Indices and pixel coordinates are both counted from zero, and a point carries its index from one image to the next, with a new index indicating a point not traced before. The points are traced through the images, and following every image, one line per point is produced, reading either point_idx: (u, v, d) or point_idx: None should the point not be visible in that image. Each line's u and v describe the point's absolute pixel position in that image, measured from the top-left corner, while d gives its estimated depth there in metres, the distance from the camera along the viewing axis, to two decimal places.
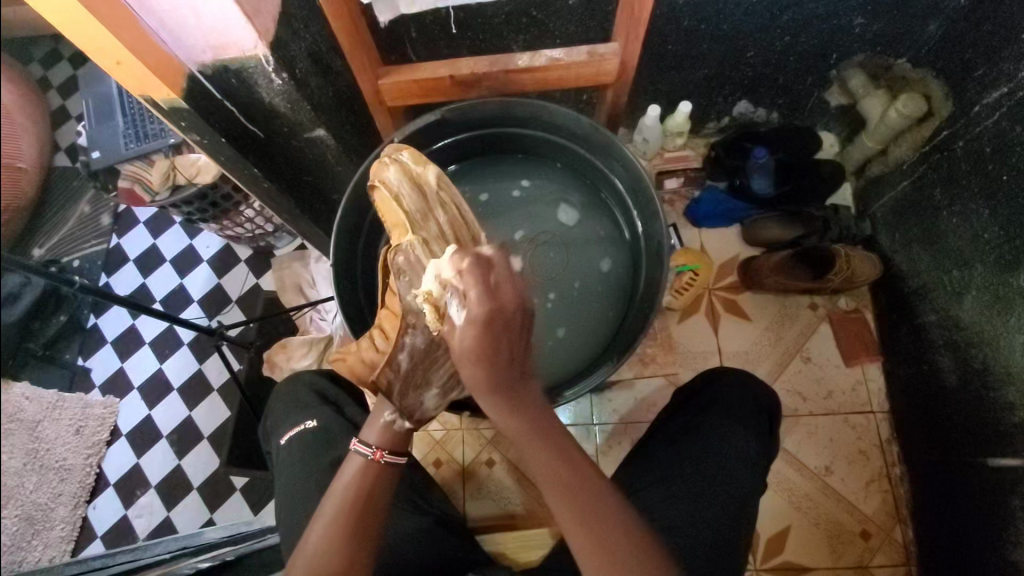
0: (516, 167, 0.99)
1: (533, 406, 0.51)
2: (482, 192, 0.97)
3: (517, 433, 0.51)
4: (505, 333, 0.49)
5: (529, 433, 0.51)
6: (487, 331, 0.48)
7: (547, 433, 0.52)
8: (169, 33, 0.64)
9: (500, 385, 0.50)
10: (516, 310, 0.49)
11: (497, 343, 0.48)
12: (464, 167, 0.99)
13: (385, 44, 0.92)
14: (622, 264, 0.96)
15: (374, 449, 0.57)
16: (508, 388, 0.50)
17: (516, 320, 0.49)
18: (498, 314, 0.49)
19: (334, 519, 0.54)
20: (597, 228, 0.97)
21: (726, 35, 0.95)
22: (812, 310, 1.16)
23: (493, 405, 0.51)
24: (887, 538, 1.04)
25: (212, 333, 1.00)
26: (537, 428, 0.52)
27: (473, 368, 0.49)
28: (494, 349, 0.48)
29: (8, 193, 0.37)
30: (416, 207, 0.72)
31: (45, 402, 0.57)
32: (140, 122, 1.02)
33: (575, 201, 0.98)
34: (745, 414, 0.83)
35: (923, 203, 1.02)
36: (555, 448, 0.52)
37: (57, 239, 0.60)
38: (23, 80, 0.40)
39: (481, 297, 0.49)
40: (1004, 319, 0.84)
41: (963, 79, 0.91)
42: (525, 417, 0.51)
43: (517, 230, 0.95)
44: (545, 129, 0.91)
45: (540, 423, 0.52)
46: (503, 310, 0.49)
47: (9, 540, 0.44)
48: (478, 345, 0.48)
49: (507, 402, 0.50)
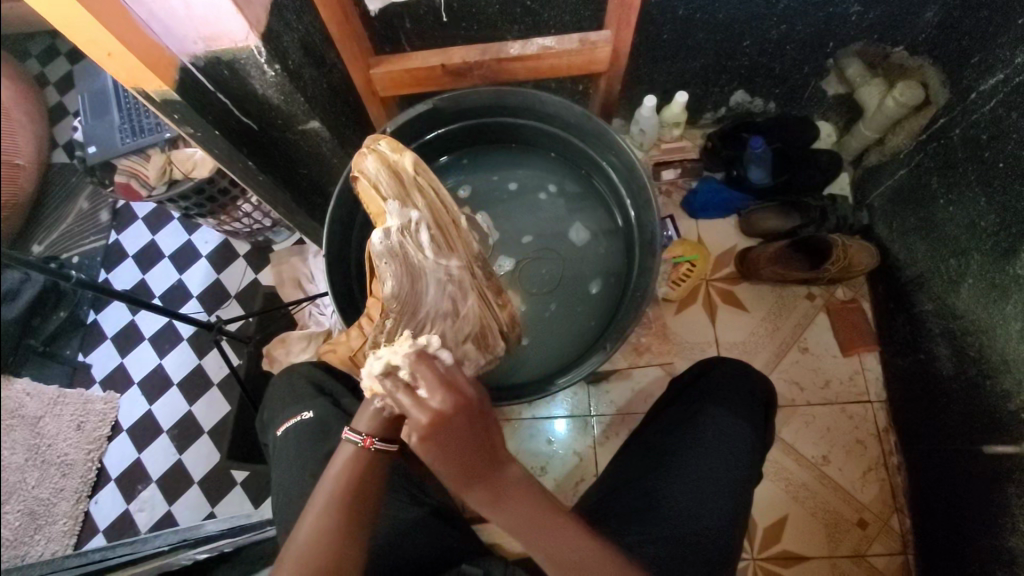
0: (544, 167, 0.99)
1: (515, 492, 0.53)
2: (512, 180, 0.99)
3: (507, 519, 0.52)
4: (457, 439, 0.51)
5: (519, 517, 0.52)
6: (440, 443, 0.50)
7: (533, 515, 0.53)
8: (162, 24, 0.64)
9: (477, 480, 0.52)
10: (460, 417, 0.51)
11: (454, 450, 0.51)
12: (473, 158, 0.99)
13: (378, 34, 0.92)
14: (613, 289, 0.95)
15: (363, 436, 0.59)
16: (486, 483, 0.52)
17: (467, 426, 0.52)
18: (442, 426, 0.51)
19: (327, 509, 0.55)
20: (600, 253, 0.96)
21: (722, 24, 0.95)
22: (810, 301, 1.16)
23: (474, 497, 0.52)
24: (883, 526, 1.04)
25: (211, 327, 1.00)
26: (521, 512, 0.53)
27: (443, 476, 0.52)
28: (453, 455, 0.51)
29: (5, 191, 0.37)
30: (394, 188, 0.68)
31: (47, 397, 0.58)
32: (135, 117, 1.00)
33: (593, 224, 0.97)
34: (741, 403, 0.83)
35: (920, 193, 1.02)
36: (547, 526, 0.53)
37: (56, 236, 0.60)
38: (19, 77, 0.40)
39: (421, 412, 0.51)
40: (1000, 307, 0.84)
41: (960, 66, 0.90)
42: (509, 507, 0.52)
43: (524, 233, 0.97)
44: (578, 135, 0.90)
45: (524, 505, 0.53)
46: (447, 419, 0.51)
47: (12, 534, 0.44)
48: (438, 455, 0.50)
49: (486, 492, 0.52)
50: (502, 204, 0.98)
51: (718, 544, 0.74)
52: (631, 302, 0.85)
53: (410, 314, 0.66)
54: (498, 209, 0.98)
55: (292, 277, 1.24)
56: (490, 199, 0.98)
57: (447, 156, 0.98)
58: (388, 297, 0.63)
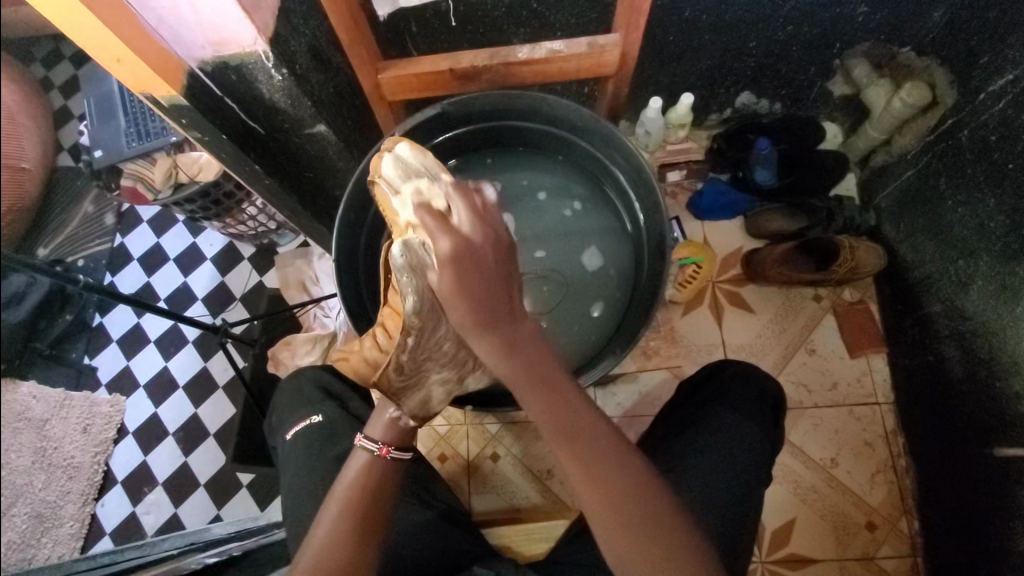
0: (571, 185, 0.98)
1: (524, 344, 0.51)
2: (541, 189, 0.99)
3: (510, 373, 0.51)
4: (478, 267, 0.50)
5: (524, 375, 0.51)
6: (460, 268, 0.50)
7: (542, 374, 0.51)
8: (169, 28, 0.64)
9: (486, 320, 0.50)
10: (487, 248, 0.51)
11: (472, 280, 0.50)
12: (501, 159, 0.99)
13: (384, 38, 0.92)
14: (614, 315, 0.94)
15: (380, 445, 0.58)
16: (498, 326, 0.50)
17: (488, 258, 0.51)
18: (467, 250, 0.50)
19: (340, 515, 0.55)
20: (611, 283, 0.95)
21: (728, 25, 0.95)
22: (817, 302, 1.16)
23: (486, 344, 0.51)
24: (891, 528, 1.04)
25: (217, 330, 1.00)
26: (527, 369, 0.51)
27: (457, 306, 0.50)
28: (467, 283, 0.50)
29: (11, 195, 0.36)
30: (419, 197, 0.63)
31: (53, 401, 0.57)
32: (141, 120, 0.99)
33: (606, 252, 0.97)
34: (751, 406, 0.83)
35: (927, 193, 1.02)
36: (551, 391, 0.51)
37: (61, 239, 0.59)
38: (25, 80, 0.40)
39: (447, 232, 0.51)
40: (1010, 308, 0.84)
41: (968, 67, 0.90)
42: (518, 360, 0.51)
43: (538, 248, 0.95)
44: (591, 142, 0.90)
45: (529, 362, 0.51)
46: (474, 244, 0.51)
47: (18, 540, 0.44)
48: (454, 280, 0.50)
49: (498, 337, 0.51)
50: (527, 212, 0.97)
51: (726, 546, 0.75)
52: (641, 307, 0.85)
53: (433, 329, 0.60)
54: (520, 214, 0.97)
55: (298, 279, 1.24)
56: (516, 204, 0.98)
57: (454, 158, 0.97)
58: (408, 313, 0.59)
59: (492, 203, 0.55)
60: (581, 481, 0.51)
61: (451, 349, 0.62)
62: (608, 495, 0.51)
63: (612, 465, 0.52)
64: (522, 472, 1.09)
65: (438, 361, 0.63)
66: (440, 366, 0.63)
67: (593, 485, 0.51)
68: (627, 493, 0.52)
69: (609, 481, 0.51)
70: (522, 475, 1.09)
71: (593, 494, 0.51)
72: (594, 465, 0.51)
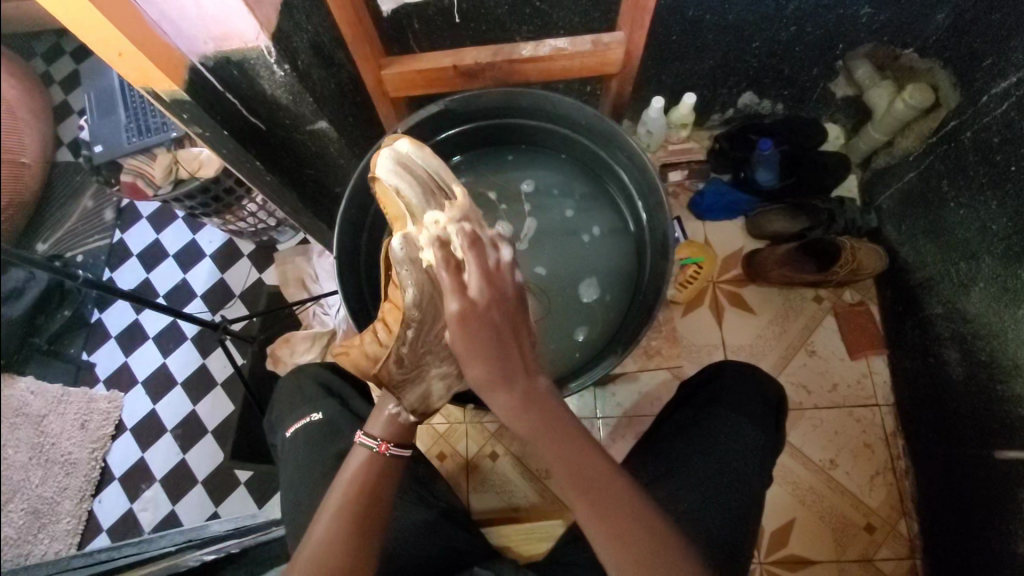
0: (597, 208, 0.98)
1: (539, 399, 0.53)
2: (568, 206, 0.98)
3: (525, 426, 0.52)
4: (488, 326, 0.53)
5: (538, 425, 0.52)
6: (471, 326, 0.53)
7: (553, 423, 0.52)
8: (171, 22, 0.63)
9: (501, 375, 0.52)
10: (493, 308, 0.55)
11: (482, 337, 0.53)
12: (522, 155, 0.99)
13: (388, 35, 0.92)
14: (600, 339, 0.93)
15: (379, 441, 0.58)
16: (516, 383, 0.52)
17: (496, 314, 0.54)
18: (472, 310, 0.54)
19: (340, 513, 0.54)
20: (611, 315, 0.94)
21: (732, 25, 0.95)
22: (817, 304, 1.16)
23: (501, 401, 0.52)
24: (890, 530, 1.04)
25: (215, 326, 0.99)
26: (539, 418, 0.52)
27: (472, 367, 0.53)
28: (479, 341, 0.52)
29: (9, 189, 0.36)
30: (420, 192, 0.66)
31: (51, 396, 0.57)
32: (142, 115, 0.98)
33: (603, 283, 0.95)
34: (752, 407, 0.83)
35: (929, 195, 1.02)
36: (563, 438, 0.52)
37: (59, 234, 0.58)
38: (24, 75, 0.39)
39: (457, 294, 0.55)
40: (1011, 311, 0.84)
41: (972, 68, 0.90)
42: (531, 410, 0.52)
43: (541, 263, 0.95)
44: (595, 140, 0.90)
45: (541, 413, 0.52)
46: (481, 306, 0.54)
47: (15, 535, 0.44)
48: (465, 340, 0.53)
49: (513, 393, 0.52)
50: (551, 225, 0.97)
51: (723, 543, 0.75)
52: (638, 317, 0.85)
53: (432, 323, 0.63)
54: (543, 222, 0.97)
55: (297, 277, 1.23)
56: (542, 214, 0.97)
57: (459, 155, 0.98)
58: (408, 306, 0.62)
59: (506, 262, 0.59)
60: (598, 532, 0.52)
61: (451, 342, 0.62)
62: (629, 546, 0.52)
63: (632, 519, 0.53)
64: (521, 470, 1.09)
65: (438, 355, 0.63)
66: (440, 360, 0.63)
67: (614, 539, 0.52)
68: (640, 537, 0.53)
69: (623, 526, 0.52)
70: (520, 474, 1.09)
71: (612, 547, 0.52)
72: (605, 509, 0.52)
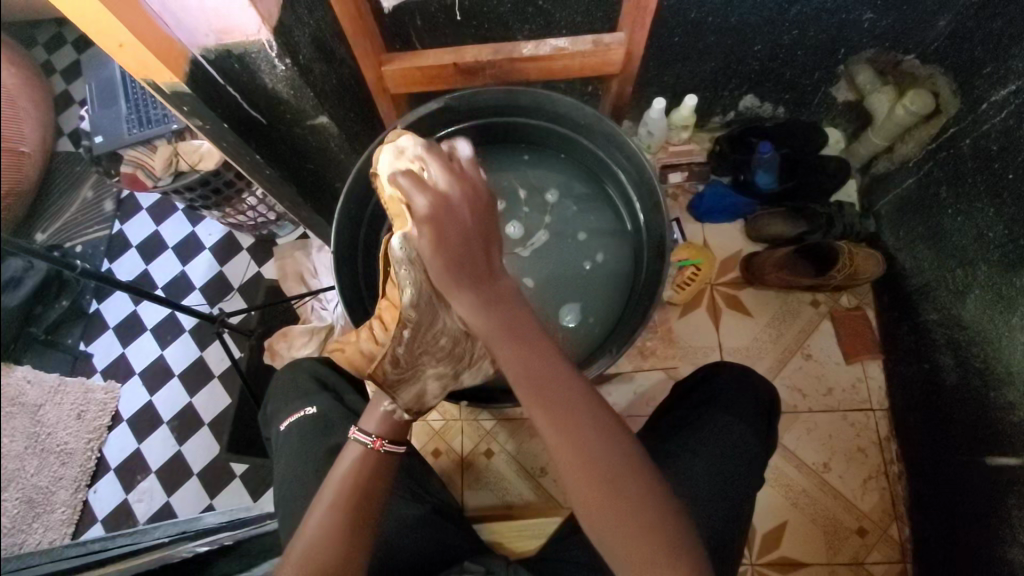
0: (603, 231, 0.97)
1: (503, 302, 0.49)
2: (580, 230, 0.97)
3: (488, 330, 0.48)
4: (457, 222, 0.48)
5: (502, 331, 0.48)
6: (437, 221, 0.48)
7: (521, 334, 0.48)
8: (172, 14, 0.63)
9: (464, 277, 0.48)
10: (465, 201, 0.49)
11: (449, 232, 0.48)
12: (537, 157, 0.99)
13: (389, 31, 0.92)
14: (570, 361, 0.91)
15: (374, 438, 0.58)
16: (478, 284, 0.48)
17: (463, 208, 0.49)
18: (441, 204, 0.48)
19: (331, 508, 0.54)
20: (589, 340, 0.93)
21: (734, 27, 0.95)
22: (814, 307, 1.16)
23: (463, 300, 0.48)
24: (881, 534, 1.04)
25: (212, 319, 0.99)
26: (504, 326, 0.48)
27: (436, 265, 0.48)
28: (445, 236, 0.48)
29: (8, 178, 0.36)
30: None
31: (47, 386, 0.57)
32: (142, 106, 0.97)
33: (586, 307, 0.94)
34: (746, 409, 0.83)
35: (928, 202, 1.02)
36: (533, 349, 0.48)
37: (59, 224, 0.59)
38: (24, 65, 0.40)
39: (425, 190, 0.49)
40: (1006, 318, 0.84)
41: (972, 77, 0.90)
42: (495, 314, 0.48)
43: (532, 275, 0.95)
44: (596, 141, 0.89)
45: (507, 321, 0.48)
46: (452, 200, 0.49)
47: (9, 524, 0.44)
48: (432, 235, 0.48)
49: (474, 291, 0.48)
50: (559, 240, 0.97)
51: (716, 543, 0.75)
52: (626, 332, 0.84)
53: (430, 324, 0.61)
54: (552, 237, 0.97)
55: (296, 271, 1.24)
56: (557, 224, 0.97)
57: None
58: (406, 307, 0.60)
59: (467, 159, 0.54)
60: (562, 454, 0.47)
61: (448, 343, 0.62)
62: (594, 472, 0.47)
63: (599, 443, 0.48)
64: (516, 469, 1.09)
65: (434, 355, 0.63)
66: (436, 361, 0.63)
67: (581, 466, 0.47)
68: (608, 466, 0.48)
69: (592, 451, 0.47)
70: (516, 472, 1.09)
71: (576, 476, 0.47)
72: (573, 432, 0.47)
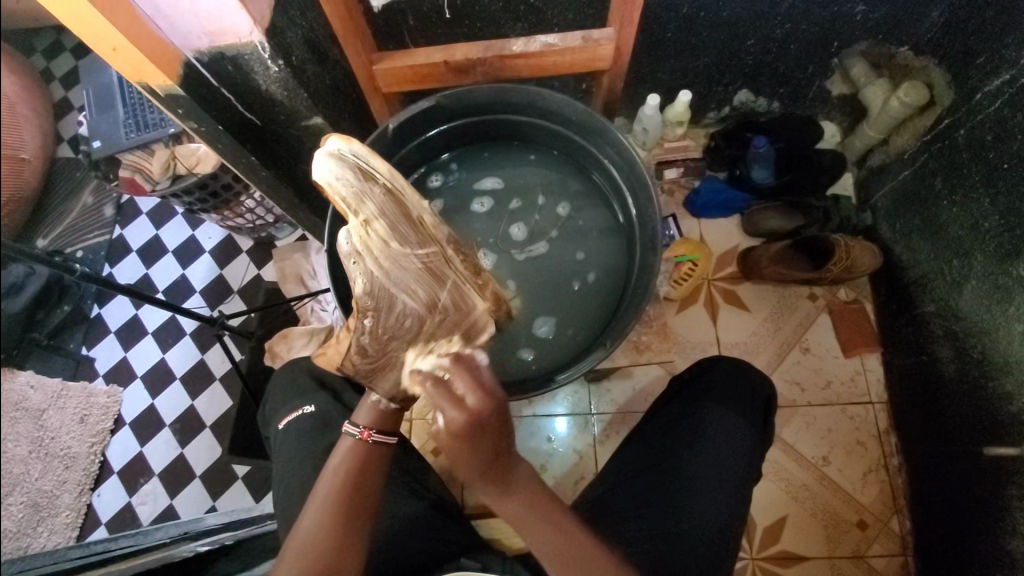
0: (601, 248, 0.97)
1: (531, 490, 0.55)
2: (580, 249, 0.97)
3: (518, 516, 0.54)
4: (486, 434, 0.54)
5: (530, 514, 0.55)
6: (468, 437, 0.54)
7: (543, 512, 0.55)
8: (166, 19, 0.64)
9: (493, 480, 0.54)
10: (493, 417, 0.55)
11: (483, 446, 0.54)
12: (545, 159, 0.99)
13: (381, 31, 0.92)
14: (543, 365, 0.92)
15: (361, 429, 0.60)
16: (505, 480, 0.54)
17: (491, 419, 0.55)
18: (474, 420, 0.54)
19: (325, 503, 0.55)
20: (565, 348, 0.93)
21: (727, 22, 0.95)
22: (812, 301, 1.16)
23: (488, 494, 0.55)
24: (883, 527, 1.04)
25: (212, 321, 0.98)
26: (531, 508, 0.55)
27: (464, 467, 0.54)
28: (478, 446, 0.54)
29: (9, 184, 0.37)
30: (353, 187, 0.63)
31: (50, 390, 0.58)
32: (140, 111, 0.99)
33: (563, 320, 0.94)
34: (740, 402, 0.84)
35: (924, 193, 1.02)
36: (558, 528, 0.55)
37: (62, 229, 0.60)
38: (23, 72, 0.40)
39: (456, 406, 0.55)
40: (1002, 308, 0.84)
41: (964, 67, 0.90)
42: (519, 500, 0.55)
43: (516, 279, 0.95)
44: (585, 137, 0.90)
45: (533, 503, 0.55)
46: (483, 416, 0.55)
47: (14, 527, 0.44)
48: (463, 446, 0.54)
49: (502, 488, 0.54)
50: (558, 256, 0.97)
51: (719, 527, 0.75)
52: (600, 343, 0.84)
53: (389, 309, 0.64)
54: (551, 247, 0.97)
55: (295, 273, 1.25)
56: (561, 239, 0.97)
57: (451, 152, 0.99)
58: (362, 296, 0.64)
59: (478, 367, 0.61)
60: None
61: (415, 322, 0.64)
62: None
63: None
64: None
65: (405, 341, 0.64)
66: (406, 346, 0.64)
67: None
68: None
69: None
70: None
71: None
72: None
